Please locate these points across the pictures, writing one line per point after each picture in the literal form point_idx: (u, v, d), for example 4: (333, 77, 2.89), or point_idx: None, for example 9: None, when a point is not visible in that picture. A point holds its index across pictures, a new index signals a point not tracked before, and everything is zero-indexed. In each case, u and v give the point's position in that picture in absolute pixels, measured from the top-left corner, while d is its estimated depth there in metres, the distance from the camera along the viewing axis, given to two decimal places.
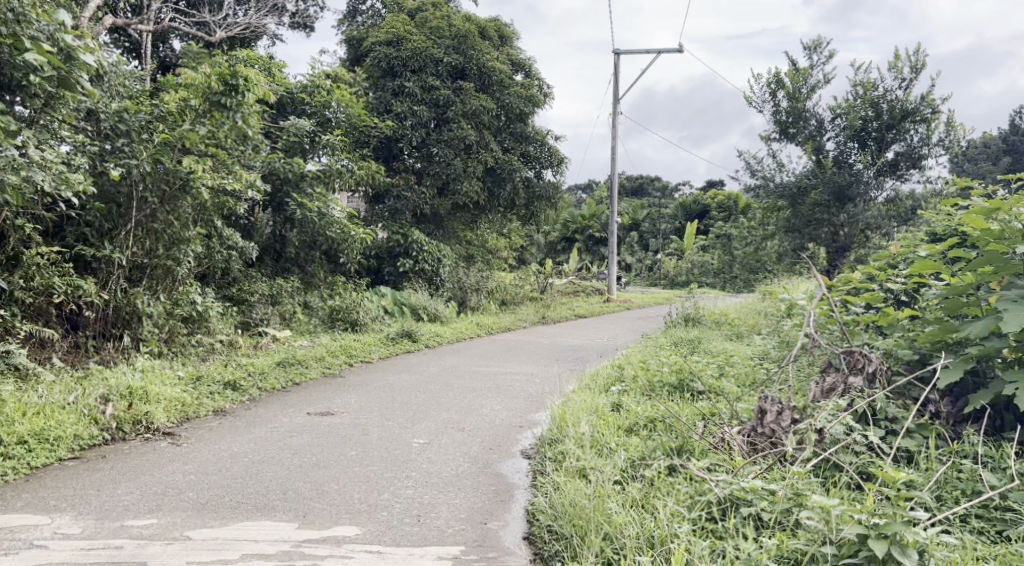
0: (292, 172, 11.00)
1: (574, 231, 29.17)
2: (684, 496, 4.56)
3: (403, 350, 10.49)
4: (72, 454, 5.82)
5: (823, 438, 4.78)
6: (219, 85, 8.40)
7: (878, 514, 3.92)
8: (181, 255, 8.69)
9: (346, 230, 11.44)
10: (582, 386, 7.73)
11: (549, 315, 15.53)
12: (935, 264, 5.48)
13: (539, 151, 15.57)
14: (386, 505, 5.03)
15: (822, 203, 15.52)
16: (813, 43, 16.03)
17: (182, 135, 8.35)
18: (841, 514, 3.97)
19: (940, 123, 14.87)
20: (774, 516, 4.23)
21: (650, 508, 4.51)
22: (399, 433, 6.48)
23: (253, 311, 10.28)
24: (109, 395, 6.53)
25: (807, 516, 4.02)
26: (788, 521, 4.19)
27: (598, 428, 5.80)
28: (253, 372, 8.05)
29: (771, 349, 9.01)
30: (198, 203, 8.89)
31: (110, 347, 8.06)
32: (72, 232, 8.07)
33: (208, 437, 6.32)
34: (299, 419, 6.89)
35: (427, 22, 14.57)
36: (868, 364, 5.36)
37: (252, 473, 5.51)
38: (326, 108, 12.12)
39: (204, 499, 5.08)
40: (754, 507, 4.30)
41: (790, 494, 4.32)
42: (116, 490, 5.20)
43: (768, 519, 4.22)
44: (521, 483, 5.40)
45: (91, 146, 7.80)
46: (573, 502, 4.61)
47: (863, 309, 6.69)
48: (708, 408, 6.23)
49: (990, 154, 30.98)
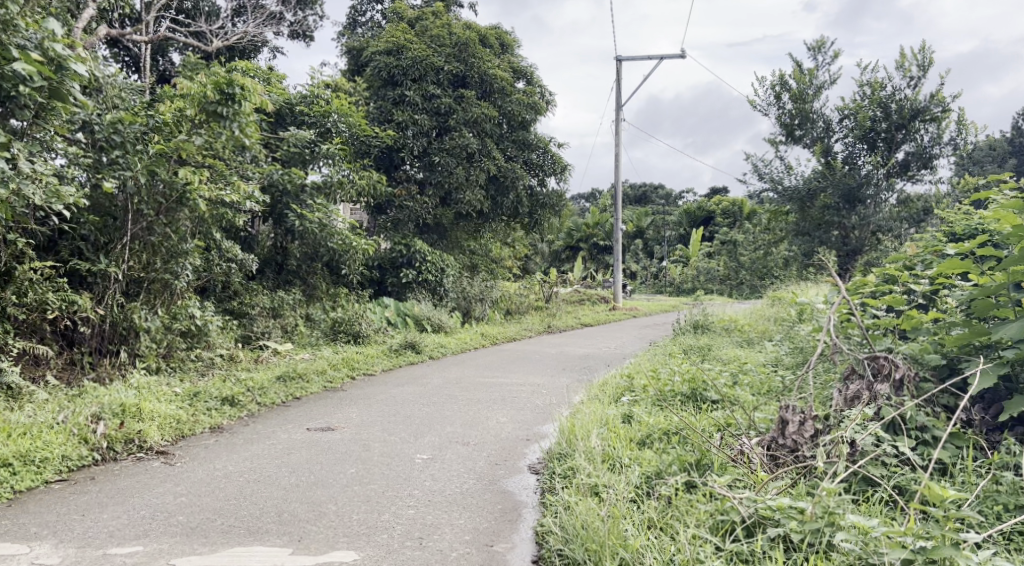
0: (292, 183, 10.77)
1: (579, 239, 28.86)
2: (704, 516, 4.27)
3: (407, 362, 10.19)
4: (59, 476, 5.56)
5: (855, 453, 4.51)
6: (215, 94, 8.27)
7: (920, 538, 3.64)
8: (179, 270, 8.35)
9: (347, 240, 11.17)
10: (592, 397, 7.45)
11: (554, 324, 15.23)
12: (963, 264, 5.25)
13: (542, 158, 15.30)
14: (386, 526, 4.76)
15: (832, 204, 15.33)
16: (818, 43, 15.82)
17: (177, 146, 8.04)
18: (881, 537, 3.73)
19: (951, 122, 14.55)
20: (804, 537, 3.93)
21: (670, 530, 4.24)
22: (400, 448, 6.20)
23: (253, 325, 10.02)
24: (101, 414, 6.26)
25: (843, 539, 3.77)
26: (821, 544, 3.90)
27: (610, 442, 5.51)
28: (252, 387, 7.77)
29: (786, 356, 8.74)
30: (197, 215, 8.64)
31: (106, 364, 7.79)
32: (65, 247, 7.84)
33: (203, 456, 6.05)
34: (298, 435, 6.63)
35: (427, 30, 14.34)
36: (895, 370, 5.04)
37: (246, 494, 5.25)
38: (326, 119, 11.83)
39: (195, 523, 4.82)
40: (782, 528, 4.01)
41: (821, 512, 4.01)
42: (102, 514, 4.95)
43: (797, 542, 3.94)
44: (529, 501, 5.13)
45: (86, 158, 7.57)
46: (586, 523, 4.33)
47: (884, 312, 6.42)
48: (725, 418, 5.96)
49: (996, 156, 30.59)
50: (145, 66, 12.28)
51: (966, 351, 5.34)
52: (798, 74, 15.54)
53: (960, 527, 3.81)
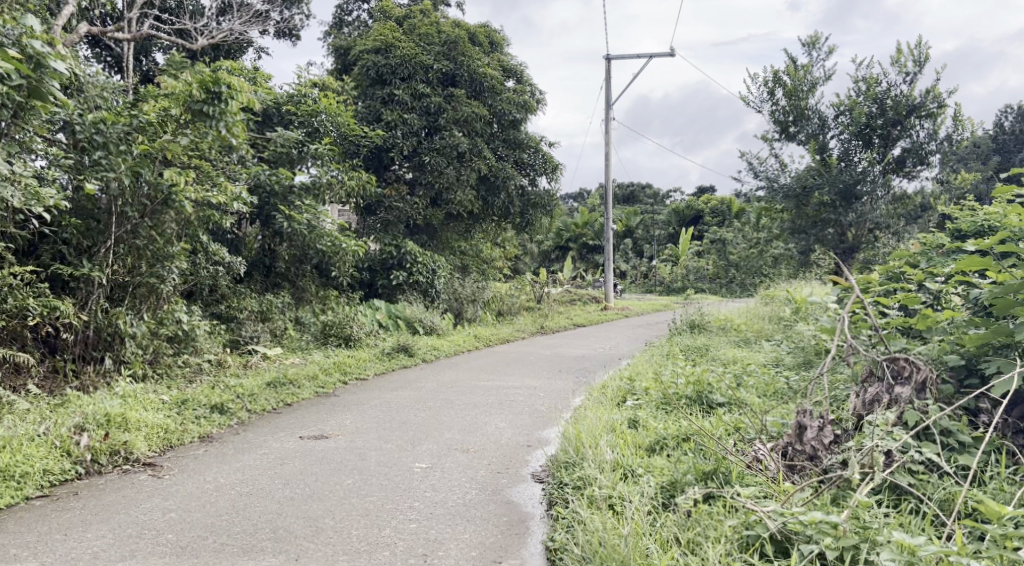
0: (279, 183, 10.48)
1: (568, 239, 28.55)
2: (731, 532, 4.05)
3: (400, 366, 9.95)
4: (40, 493, 5.29)
5: (892, 464, 4.34)
6: (201, 92, 8.04)
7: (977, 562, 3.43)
8: (165, 272, 8.05)
9: (336, 242, 10.91)
10: (593, 400, 7.22)
11: (547, 325, 14.98)
12: (983, 261, 5.10)
13: (533, 157, 15.08)
14: (388, 543, 4.54)
15: (827, 202, 15.16)
16: (811, 39, 15.64)
17: (163, 147, 7.77)
18: (929, 555, 3.51)
19: (947, 118, 14.42)
20: (842, 554, 3.72)
21: (694, 549, 4.02)
22: (398, 457, 5.96)
23: (242, 329, 9.77)
24: (85, 424, 5.99)
25: (888, 558, 3.55)
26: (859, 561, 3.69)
27: (619, 450, 5.30)
28: (242, 394, 7.50)
29: (787, 356, 8.57)
30: (183, 217, 8.27)
31: (90, 372, 7.48)
32: (47, 250, 7.55)
33: (191, 467, 5.79)
34: (290, 444, 6.38)
35: (415, 28, 14.07)
36: (917, 372, 4.81)
37: (239, 508, 5.01)
38: (314, 118, 11.50)
39: (185, 542, 4.58)
40: (815, 544, 3.79)
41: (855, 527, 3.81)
42: (86, 534, 4.70)
43: (835, 560, 3.72)
44: (536, 512, 4.90)
45: (67, 159, 7.31)
46: (603, 540, 4.11)
47: (897, 311, 6.28)
48: (735, 421, 5.77)
49: (982, 155, 30.44)
50: (127, 65, 11.98)
51: (984, 351, 5.19)
52: (792, 70, 15.37)
53: (1009, 543, 3.60)
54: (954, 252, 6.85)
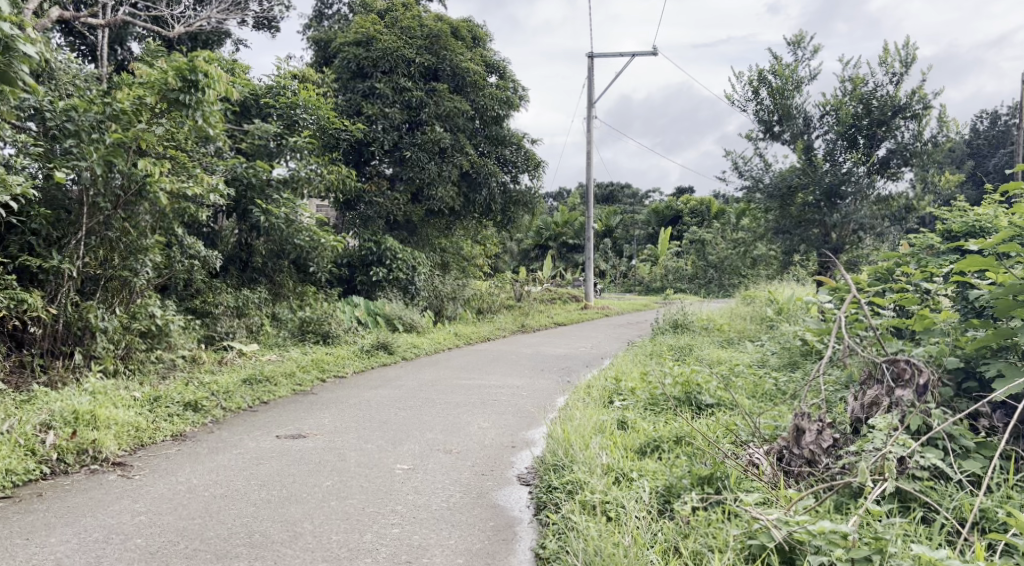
0: (256, 177, 10.16)
1: (548, 238, 28.26)
2: (736, 543, 3.89)
3: (379, 365, 9.68)
4: (2, 494, 5.03)
5: (902, 470, 4.27)
6: (177, 80, 7.62)
7: None
8: (139, 266, 7.77)
9: (315, 237, 10.65)
10: (578, 400, 7.03)
11: (530, 324, 14.75)
12: (985, 260, 4.93)
13: (515, 154, 14.92)
14: (369, 549, 4.34)
15: (812, 203, 15.07)
16: (795, 39, 15.56)
17: (137, 135, 7.39)
18: None
19: (932, 119, 14.40)
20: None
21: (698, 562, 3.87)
22: (379, 458, 5.74)
23: (216, 325, 9.47)
24: (51, 423, 5.73)
25: None
26: None
27: (612, 454, 5.12)
28: (216, 391, 7.23)
29: (775, 356, 8.45)
30: (157, 209, 8.00)
31: (59, 367, 7.20)
32: (15, 241, 7.23)
33: (163, 467, 5.55)
34: (266, 444, 6.15)
35: (397, 21, 13.79)
36: (918, 375, 4.69)
37: (213, 511, 4.78)
38: (293, 110, 11.14)
39: (156, 547, 4.35)
40: (824, 556, 3.65)
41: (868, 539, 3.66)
42: (50, 539, 4.46)
43: None
44: (523, 517, 4.72)
45: (36, 147, 7.07)
46: (602, 550, 3.95)
47: (894, 313, 6.17)
48: (727, 423, 5.63)
49: (956, 159, 30.62)
50: (100, 53, 11.68)
51: (984, 354, 5.07)
52: (778, 69, 15.30)
53: None
54: (947, 252, 6.74)
